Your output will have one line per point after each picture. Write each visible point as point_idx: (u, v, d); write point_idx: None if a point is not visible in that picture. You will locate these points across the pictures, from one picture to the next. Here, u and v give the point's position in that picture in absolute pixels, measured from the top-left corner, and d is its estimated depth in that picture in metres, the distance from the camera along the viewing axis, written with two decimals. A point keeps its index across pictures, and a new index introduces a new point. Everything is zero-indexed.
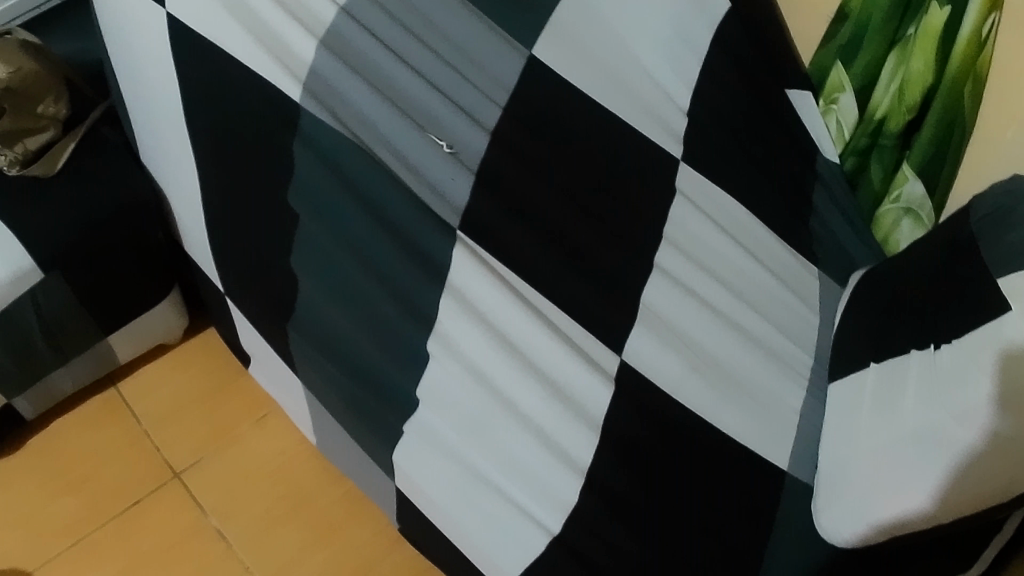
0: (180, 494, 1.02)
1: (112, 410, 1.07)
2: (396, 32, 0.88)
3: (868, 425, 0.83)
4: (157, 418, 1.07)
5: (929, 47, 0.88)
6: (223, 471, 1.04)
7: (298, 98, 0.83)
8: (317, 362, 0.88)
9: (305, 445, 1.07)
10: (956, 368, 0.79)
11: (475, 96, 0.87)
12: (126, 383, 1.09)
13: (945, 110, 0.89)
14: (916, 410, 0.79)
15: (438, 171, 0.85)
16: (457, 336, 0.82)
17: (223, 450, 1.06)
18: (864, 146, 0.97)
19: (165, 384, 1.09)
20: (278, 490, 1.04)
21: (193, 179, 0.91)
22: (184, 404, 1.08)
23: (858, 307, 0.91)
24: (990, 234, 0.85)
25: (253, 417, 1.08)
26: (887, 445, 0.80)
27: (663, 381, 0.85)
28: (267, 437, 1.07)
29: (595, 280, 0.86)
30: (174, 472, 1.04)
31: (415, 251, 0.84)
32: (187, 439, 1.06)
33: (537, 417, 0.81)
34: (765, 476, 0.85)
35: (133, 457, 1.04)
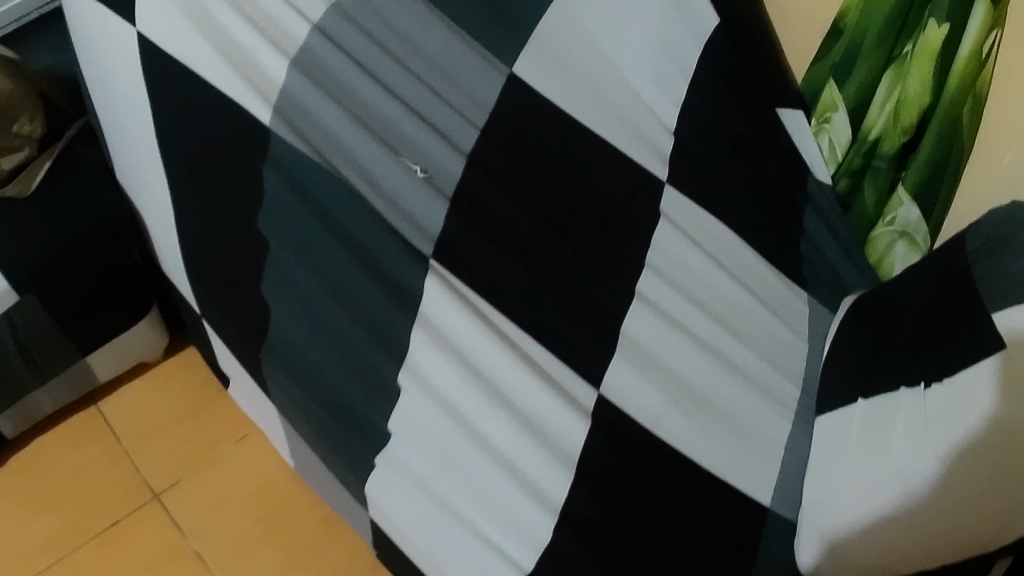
0: (160, 513, 1.02)
1: (93, 428, 1.07)
2: (371, 50, 0.85)
3: (855, 465, 0.80)
4: (138, 436, 1.07)
5: (927, 65, 0.84)
6: (203, 491, 1.04)
7: (269, 122, 0.82)
8: (292, 391, 0.86)
9: (284, 466, 1.06)
10: (944, 409, 0.76)
11: (452, 118, 0.85)
12: (107, 401, 1.09)
13: (943, 131, 0.85)
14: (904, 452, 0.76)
15: (412, 196, 0.82)
16: (429, 368, 0.79)
17: (202, 470, 1.05)
18: (858, 167, 0.93)
19: (145, 403, 1.09)
20: (258, 510, 1.03)
21: (168, 201, 0.89)
22: (165, 423, 1.08)
23: (850, 337, 0.87)
24: (988, 264, 0.81)
25: (232, 437, 1.08)
26: (877, 485, 0.77)
27: (644, 417, 0.82)
28: (248, 457, 1.07)
29: (575, 309, 0.84)
30: (155, 491, 1.04)
31: (388, 281, 0.81)
32: (168, 458, 1.06)
33: (510, 451, 0.77)
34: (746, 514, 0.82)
35: (113, 476, 1.04)
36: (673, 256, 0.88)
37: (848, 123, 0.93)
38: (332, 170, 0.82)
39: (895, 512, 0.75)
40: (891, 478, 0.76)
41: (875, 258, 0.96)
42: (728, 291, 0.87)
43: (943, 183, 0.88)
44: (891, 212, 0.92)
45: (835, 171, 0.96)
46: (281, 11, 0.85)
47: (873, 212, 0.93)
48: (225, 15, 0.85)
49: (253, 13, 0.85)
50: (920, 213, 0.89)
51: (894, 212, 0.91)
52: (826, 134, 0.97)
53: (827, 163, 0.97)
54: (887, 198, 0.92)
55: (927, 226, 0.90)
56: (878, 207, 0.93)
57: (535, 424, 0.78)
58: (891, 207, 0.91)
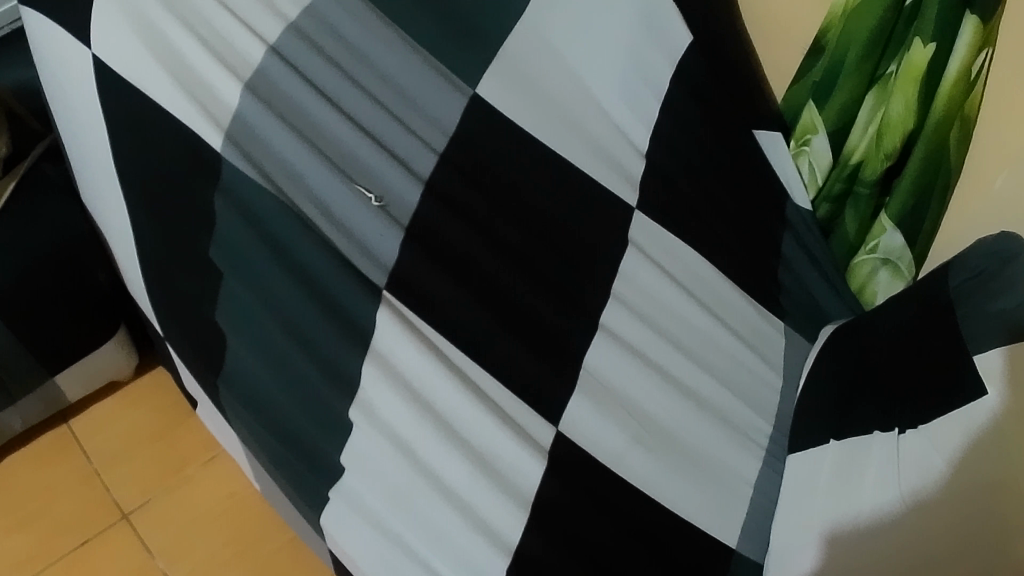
0: (129, 535, 0.99)
1: (63, 446, 1.04)
2: (328, 72, 0.83)
3: (828, 519, 0.75)
4: (107, 454, 1.04)
5: (911, 86, 0.78)
6: (172, 513, 1.00)
7: (220, 148, 0.78)
8: (248, 421, 0.85)
9: (252, 488, 1.02)
10: (927, 457, 0.71)
11: (412, 143, 0.84)
12: (78, 419, 1.06)
13: (929, 155, 0.80)
14: (889, 505, 0.71)
15: (365, 225, 0.80)
16: (382, 405, 0.75)
17: (172, 489, 1.02)
18: (839, 192, 0.89)
19: (116, 421, 1.06)
20: (227, 529, 1.00)
21: (125, 224, 0.86)
22: (136, 441, 1.05)
23: (821, 374, 0.84)
24: (977, 298, 0.76)
25: (202, 458, 1.04)
26: (864, 542, 0.71)
27: (604, 455, 0.79)
28: (215, 479, 1.03)
29: (532, 343, 0.81)
30: (124, 512, 1.00)
31: (338, 313, 0.78)
32: (138, 477, 1.02)
33: (463, 491, 0.73)
34: (709, 554, 0.78)
35: (83, 496, 1.01)
36: (640, 285, 0.86)
37: (829, 146, 0.88)
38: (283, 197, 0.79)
39: (868, 548, 0.71)
40: (867, 522, 0.72)
41: (857, 286, 0.92)
42: (697, 321, 0.86)
43: (928, 209, 0.83)
44: (874, 239, 0.87)
45: (815, 196, 0.93)
46: (235, 31, 0.82)
47: (855, 239, 0.89)
48: (177, 36, 0.82)
49: (208, 34, 0.82)
50: (903, 240, 0.85)
51: (877, 240, 0.86)
52: (805, 156, 0.92)
53: (807, 187, 0.93)
54: (869, 224, 0.87)
55: (911, 254, 0.85)
56: (861, 233, 0.88)
57: (487, 461, 0.75)
58: (874, 234, 0.86)
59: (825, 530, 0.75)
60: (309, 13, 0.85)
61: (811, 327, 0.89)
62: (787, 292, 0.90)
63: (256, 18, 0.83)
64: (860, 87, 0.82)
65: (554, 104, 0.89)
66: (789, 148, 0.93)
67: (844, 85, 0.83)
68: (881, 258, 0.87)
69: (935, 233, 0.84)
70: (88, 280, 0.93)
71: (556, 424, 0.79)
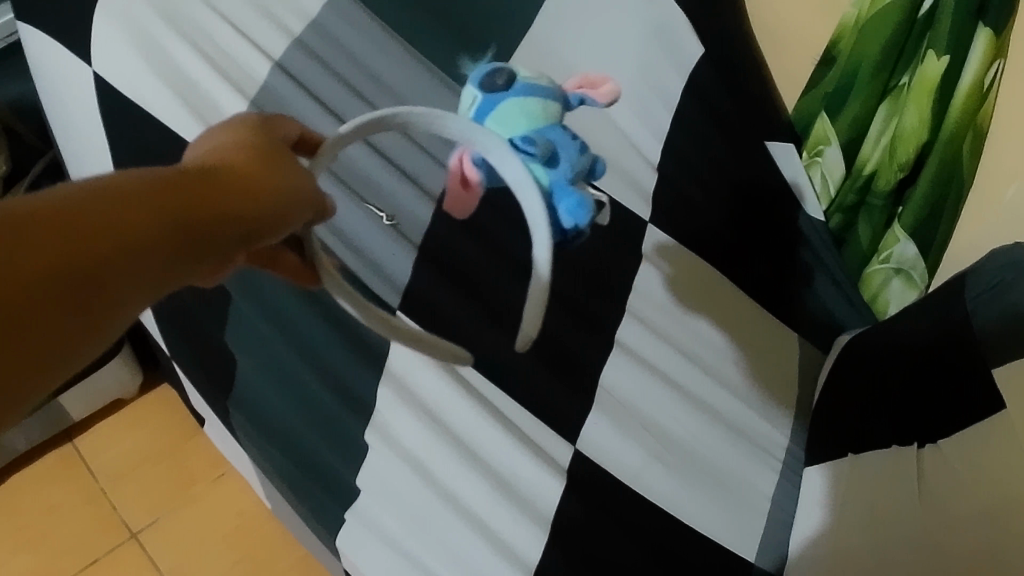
0: (137, 555, 1.00)
1: (69, 465, 1.05)
2: (329, 83, 0.81)
3: (846, 526, 0.77)
4: (114, 474, 1.04)
5: (925, 99, 0.77)
6: (181, 528, 1.02)
7: None
8: (262, 441, 0.84)
9: (259, 506, 1.03)
10: (949, 474, 0.75)
11: (421, 159, 0.83)
12: (83, 438, 1.06)
13: (944, 166, 0.79)
14: (908, 511, 0.74)
15: (376, 242, 0.79)
16: (400, 427, 0.75)
17: (180, 507, 1.03)
18: (850, 203, 0.88)
19: (119, 441, 1.06)
20: (238, 542, 1.01)
21: None
22: (140, 460, 1.06)
23: (836, 392, 0.84)
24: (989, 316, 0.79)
25: (211, 476, 1.05)
26: (879, 535, 0.74)
27: (625, 473, 0.78)
28: (226, 498, 1.04)
29: (552, 363, 0.79)
30: (132, 531, 1.01)
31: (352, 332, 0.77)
32: (147, 496, 1.03)
33: (480, 509, 0.72)
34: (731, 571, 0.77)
35: (90, 516, 1.02)
36: (652, 298, 0.85)
37: (841, 157, 0.87)
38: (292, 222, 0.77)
39: (887, 539, 0.73)
40: (883, 516, 0.75)
41: (871, 294, 0.93)
42: (707, 332, 0.85)
43: (941, 217, 0.83)
44: (886, 250, 0.87)
45: (828, 206, 0.93)
46: (242, 49, 0.81)
47: (867, 249, 0.89)
48: (176, 49, 0.81)
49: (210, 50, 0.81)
50: (916, 250, 0.85)
51: (889, 250, 0.86)
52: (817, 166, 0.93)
53: (819, 198, 0.94)
54: (881, 235, 0.87)
55: (923, 263, 0.86)
56: (872, 244, 0.88)
57: (509, 484, 0.73)
58: (886, 244, 0.86)
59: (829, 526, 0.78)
60: (313, 28, 0.84)
61: (824, 338, 0.90)
62: (800, 303, 0.90)
63: (259, 33, 0.83)
64: (873, 99, 0.82)
65: None
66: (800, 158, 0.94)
67: (856, 98, 0.82)
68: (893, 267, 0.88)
69: (948, 241, 0.84)
70: None
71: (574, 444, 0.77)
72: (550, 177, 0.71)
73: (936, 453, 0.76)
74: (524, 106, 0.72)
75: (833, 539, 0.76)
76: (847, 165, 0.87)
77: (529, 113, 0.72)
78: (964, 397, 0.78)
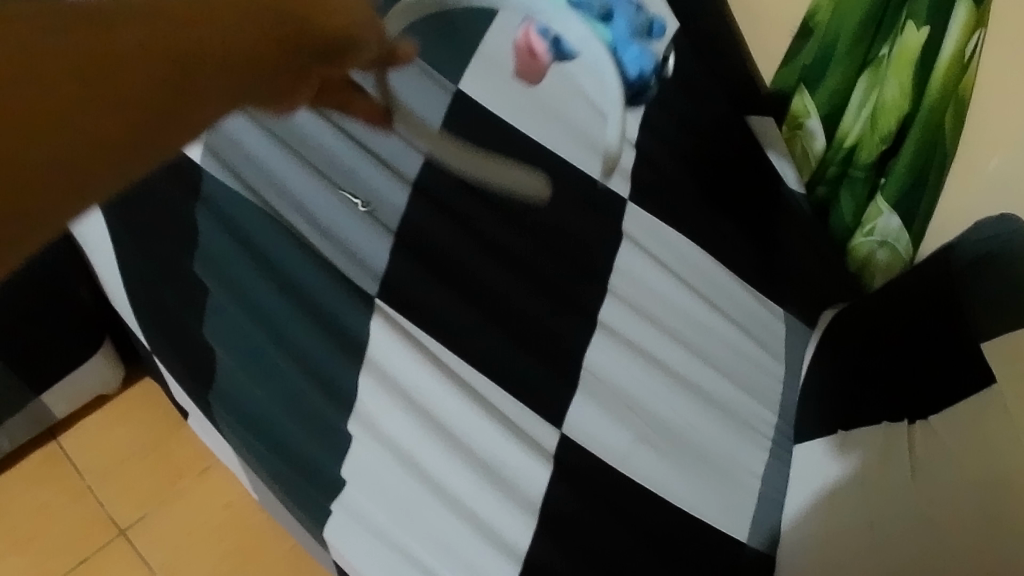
0: (126, 550, 0.96)
1: (52, 462, 1.01)
2: None
3: (842, 513, 0.75)
4: (100, 470, 1.01)
5: (906, 70, 0.76)
6: (169, 526, 0.98)
7: (199, 158, 0.81)
8: (243, 435, 0.83)
9: (249, 498, 1.00)
10: (942, 450, 0.73)
11: (397, 144, 0.83)
12: (66, 435, 1.03)
13: (926, 137, 0.78)
14: (899, 480, 0.73)
15: (351, 229, 0.79)
16: (383, 417, 0.74)
17: (167, 501, 0.99)
18: (833, 175, 0.87)
19: (104, 439, 1.03)
20: (228, 537, 0.98)
21: (108, 241, 0.85)
22: (125, 458, 1.02)
23: (824, 372, 0.83)
24: (977, 285, 0.79)
25: (196, 469, 1.01)
26: (876, 520, 0.72)
27: (611, 455, 0.77)
28: (214, 490, 1.01)
29: (536, 347, 0.79)
30: (120, 527, 0.98)
31: (336, 331, 0.76)
32: (133, 491, 1.00)
33: (468, 498, 0.72)
34: (721, 550, 0.77)
35: (75, 514, 0.98)
36: (636, 279, 0.84)
37: (822, 130, 0.87)
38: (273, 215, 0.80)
39: (876, 507, 0.73)
40: (873, 484, 0.74)
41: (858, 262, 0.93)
42: (693, 310, 0.84)
43: (924, 188, 0.82)
44: (869, 223, 0.86)
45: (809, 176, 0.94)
46: None
47: (850, 222, 0.88)
48: None
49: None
50: (900, 222, 0.84)
51: (873, 223, 0.85)
52: (798, 140, 0.94)
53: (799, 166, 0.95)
54: (864, 209, 0.86)
55: (908, 235, 0.85)
56: (856, 217, 0.87)
57: (496, 471, 0.73)
58: (869, 217, 0.85)
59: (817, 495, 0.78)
60: None
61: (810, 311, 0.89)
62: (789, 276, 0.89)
63: None
64: (854, 70, 0.81)
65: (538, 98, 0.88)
66: (781, 132, 0.94)
67: (836, 70, 0.82)
68: (877, 240, 0.87)
69: (932, 212, 0.84)
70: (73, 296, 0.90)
71: (563, 430, 0.76)
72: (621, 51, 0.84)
73: (926, 425, 0.75)
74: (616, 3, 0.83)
75: (829, 529, 0.75)
76: (827, 139, 0.87)
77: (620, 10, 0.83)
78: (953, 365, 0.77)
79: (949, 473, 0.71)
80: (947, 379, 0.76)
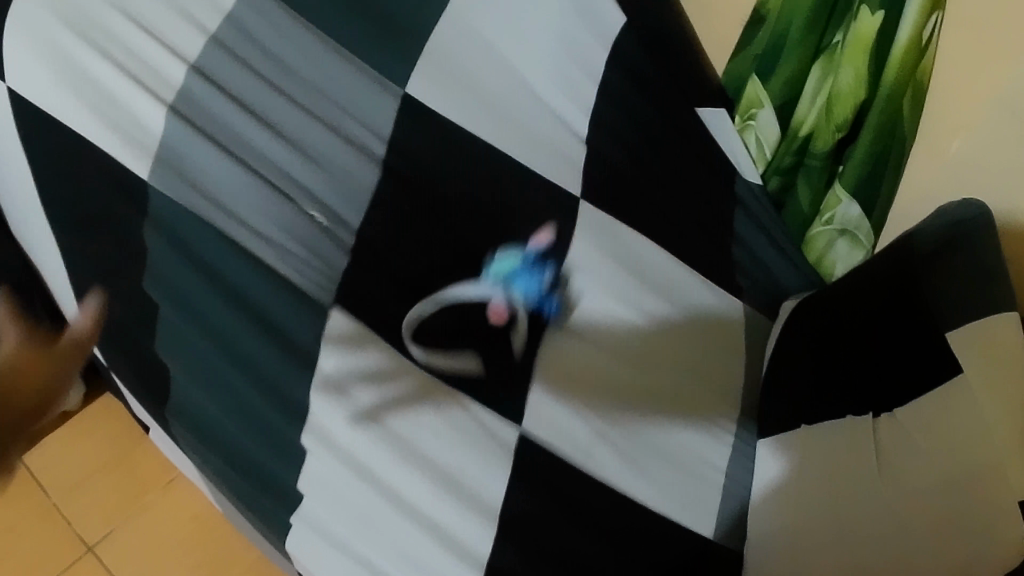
0: (95, 567, 0.97)
1: (19, 481, 1.01)
2: (246, 79, 0.80)
3: (806, 498, 0.71)
4: (66, 487, 1.01)
5: (861, 55, 0.73)
6: (136, 540, 0.98)
7: (145, 175, 0.76)
8: (199, 450, 0.83)
9: (213, 510, 1.00)
10: (911, 449, 0.70)
11: (348, 153, 0.82)
12: (34, 454, 1.03)
13: (883, 122, 0.76)
14: (870, 473, 0.70)
15: (310, 240, 0.78)
16: (333, 426, 0.72)
17: (134, 516, 1.00)
18: (788, 164, 0.86)
19: (70, 454, 1.03)
20: (196, 544, 0.99)
21: (55, 260, 0.84)
22: (92, 473, 1.02)
23: (775, 356, 0.80)
24: (948, 275, 0.78)
25: (160, 482, 1.02)
26: (846, 517, 0.69)
27: (571, 450, 0.74)
28: (178, 502, 1.01)
29: (490, 349, 0.79)
30: (89, 545, 0.98)
31: (283, 341, 0.74)
32: (99, 508, 1.00)
33: (425, 505, 0.70)
34: (693, 547, 0.73)
35: (43, 534, 0.99)
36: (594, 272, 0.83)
37: (775, 119, 0.84)
38: (209, 223, 0.76)
39: (848, 502, 0.69)
40: (842, 477, 0.70)
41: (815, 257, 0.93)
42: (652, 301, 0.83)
43: (884, 174, 0.80)
44: (829, 211, 0.84)
45: (764, 169, 0.94)
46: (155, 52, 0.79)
47: (809, 210, 0.87)
48: None
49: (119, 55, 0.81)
50: (860, 210, 0.82)
51: (833, 211, 0.84)
52: (751, 131, 0.94)
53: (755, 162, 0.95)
54: (823, 197, 0.85)
55: (868, 222, 0.83)
56: (814, 206, 0.86)
57: (453, 478, 0.71)
58: (829, 205, 0.83)
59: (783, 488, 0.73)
60: (228, 22, 0.82)
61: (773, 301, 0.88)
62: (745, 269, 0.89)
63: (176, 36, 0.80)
64: (808, 57, 0.79)
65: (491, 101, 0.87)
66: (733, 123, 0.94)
67: (789, 58, 0.79)
68: (837, 228, 0.85)
69: (892, 197, 0.82)
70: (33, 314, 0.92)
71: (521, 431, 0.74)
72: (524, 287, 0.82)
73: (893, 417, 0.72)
74: (501, 266, 0.83)
75: (791, 515, 0.71)
76: (782, 127, 0.85)
77: (509, 268, 0.83)
78: (924, 356, 0.74)
79: (920, 466, 0.69)
80: (914, 369, 0.74)
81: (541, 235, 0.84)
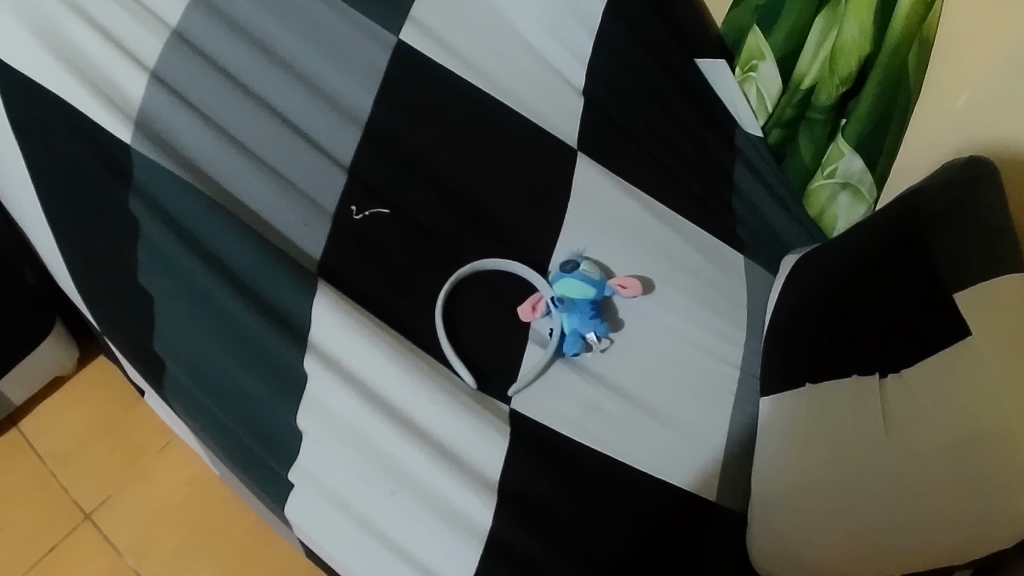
0: (93, 535, 0.98)
1: (15, 451, 1.02)
2: (222, 39, 0.83)
3: (809, 455, 0.67)
4: (62, 455, 1.02)
5: (864, 11, 0.76)
6: (133, 507, 0.99)
7: (128, 139, 0.75)
8: (194, 426, 0.82)
9: (207, 472, 1.02)
10: (918, 411, 0.64)
11: (327, 100, 0.85)
12: (28, 422, 1.04)
13: (888, 77, 0.78)
14: (872, 441, 0.65)
15: (308, 168, 0.81)
16: (329, 398, 0.70)
17: (129, 482, 1.01)
18: (792, 116, 0.89)
19: (62, 421, 1.04)
20: (190, 507, 1.00)
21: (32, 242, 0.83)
22: (86, 440, 1.03)
23: (787, 311, 0.76)
24: (959, 225, 0.70)
25: (156, 446, 1.03)
26: (848, 483, 0.64)
27: (562, 424, 0.75)
28: (173, 464, 1.02)
29: (493, 304, 0.80)
30: (85, 513, 0.99)
31: (279, 317, 0.73)
32: (94, 476, 1.01)
33: (422, 475, 0.68)
34: (690, 506, 0.73)
35: (41, 501, 0.99)
36: (585, 232, 0.84)
37: (777, 72, 0.88)
38: (210, 172, 0.78)
39: (850, 477, 0.64)
40: (846, 448, 0.65)
41: (817, 210, 0.91)
42: (646, 256, 0.83)
43: (888, 130, 0.82)
44: (831, 164, 0.87)
45: (766, 121, 0.93)
46: (136, 34, 0.80)
47: (810, 163, 0.89)
48: (72, 24, 0.79)
49: (111, 26, 0.80)
50: (863, 163, 0.84)
51: (835, 165, 0.86)
52: (753, 82, 0.92)
53: (756, 113, 0.94)
54: (826, 150, 0.87)
55: (871, 177, 0.85)
56: (815, 158, 0.88)
57: (446, 449, 0.69)
58: (832, 159, 0.86)
59: (784, 457, 0.68)
60: None
61: (771, 257, 0.87)
62: (742, 224, 0.88)
63: (165, 7, 0.82)
64: (810, 10, 0.82)
65: (478, 71, 0.90)
66: (733, 76, 0.94)
67: (790, 12, 0.83)
68: (840, 182, 0.87)
69: (897, 152, 0.84)
70: (25, 286, 0.91)
71: (508, 401, 0.75)
72: (567, 324, 0.77)
73: (901, 382, 0.66)
74: (570, 287, 0.78)
75: (794, 473, 0.67)
76: (783, 80, 0.89)
77: (574, 294, 0.78)
78: (932, 324, 0.67)
79: (926, 435, 0.63)
80: (926, 340, 0.67)
81: (626, 285, 0.80)
